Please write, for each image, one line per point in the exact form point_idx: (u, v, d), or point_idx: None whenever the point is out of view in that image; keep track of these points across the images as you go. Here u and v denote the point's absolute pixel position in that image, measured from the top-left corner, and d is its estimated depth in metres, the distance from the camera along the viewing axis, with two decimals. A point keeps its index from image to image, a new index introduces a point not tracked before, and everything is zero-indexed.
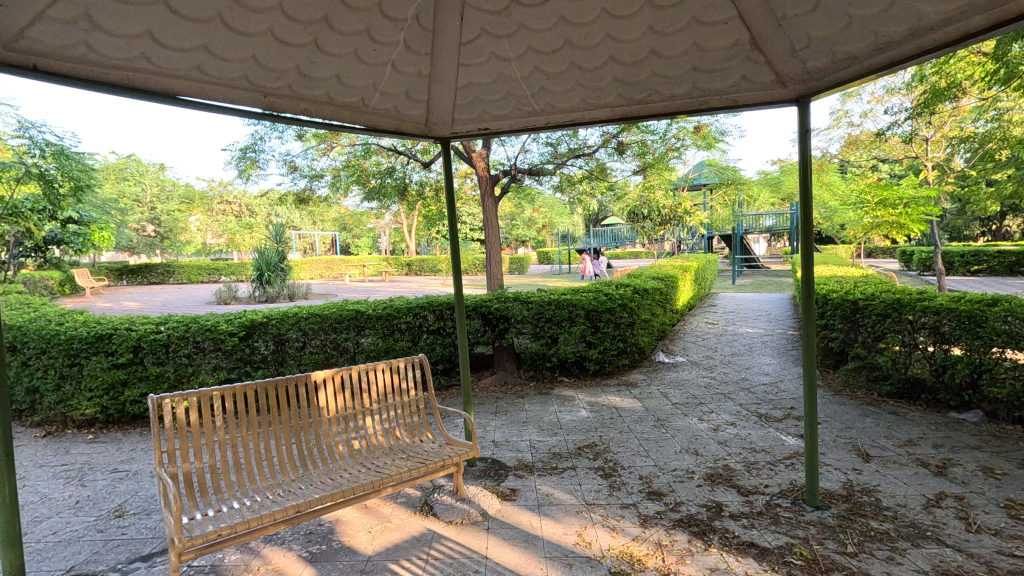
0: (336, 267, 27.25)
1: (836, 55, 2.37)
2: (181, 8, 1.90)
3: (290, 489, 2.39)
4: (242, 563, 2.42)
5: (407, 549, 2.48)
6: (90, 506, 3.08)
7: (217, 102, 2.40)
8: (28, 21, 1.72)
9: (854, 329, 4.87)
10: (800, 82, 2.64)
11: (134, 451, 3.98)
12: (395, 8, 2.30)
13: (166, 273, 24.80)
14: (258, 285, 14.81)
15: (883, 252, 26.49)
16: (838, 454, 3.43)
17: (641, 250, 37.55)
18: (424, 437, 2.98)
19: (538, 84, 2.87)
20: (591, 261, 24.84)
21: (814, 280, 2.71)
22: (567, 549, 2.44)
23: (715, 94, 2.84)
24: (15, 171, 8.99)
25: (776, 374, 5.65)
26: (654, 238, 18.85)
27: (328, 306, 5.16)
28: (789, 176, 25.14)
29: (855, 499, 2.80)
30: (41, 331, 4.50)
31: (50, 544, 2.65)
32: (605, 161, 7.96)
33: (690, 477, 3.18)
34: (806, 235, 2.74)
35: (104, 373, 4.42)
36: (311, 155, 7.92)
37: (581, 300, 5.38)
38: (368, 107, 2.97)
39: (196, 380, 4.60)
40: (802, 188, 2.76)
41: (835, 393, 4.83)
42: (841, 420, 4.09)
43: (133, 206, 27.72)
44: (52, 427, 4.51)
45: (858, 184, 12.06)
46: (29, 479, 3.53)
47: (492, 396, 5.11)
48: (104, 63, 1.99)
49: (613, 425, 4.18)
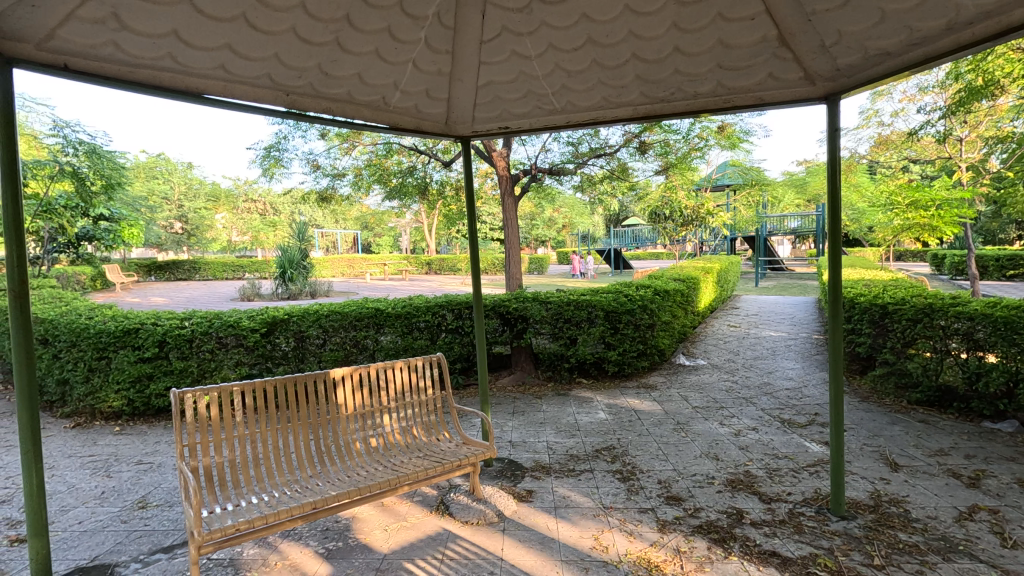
0: (358, 266, 27.53)
1: (868, 52, 2.29)
2: (205, 7, 1.92)
3: (307, 485, 2.40)
4: (259, 558, 2.44)
5: (422, 549, 2.48)
6: (115, 497, 3.15)
7: (241, 101, 2.43)
8: (59, 21, 1.79)
9: (882, 334, 4.72)
10: (829, 80, 2.56)
11: (159, 444, 4.06)
12: (415, 7, 2.28)
13: (192, 269, 25.40)
14: (281, 282, 15.03)
15: (913, 256, 25.73)
16: (865, 463, 3.33)
17: (662, 251, 37.26)
18: (441, 436, 2.97)
19: (560, 82, 2.84)
20: (580, 266, 25.50)
21: (841, 280, 2.62)
22: (583, 553, 2.40)
23: (740, 92, 2.78)
24: (50, 169, 9.30)
25: (800, 379, 5.51)
26: (676, 238, 18.67)
27: (348, 304, 5.19)
28: (816, 176, 24.69)
29: (883, 510, 2.72)
30: (72, 325, 4.63)
31: (75, 533, 2.71)
32: (626, 161, 7.88)
33: (710, 482, 3.12)
34: (833, 235, 2.66)
35: (130, 367, 4.51)
36: (334, 154, 8.01)
37: (600, 300, 5.34)
38: (388, 105, 2.99)
39: (219, 375, 4.69)
40: (830, 188, 2.67)
41: (862, 399, 4.69)
42: (868, 427, 3.98)
43: (162, 204, 28.35)
44: (81, 419, 4.63)
45: (888, 185, 11.75)
46: (58, 469, 3.62)
47: (510, 397, 5.08)
48: (131, 61, 2.05)
49: (631, 428, 4.13)
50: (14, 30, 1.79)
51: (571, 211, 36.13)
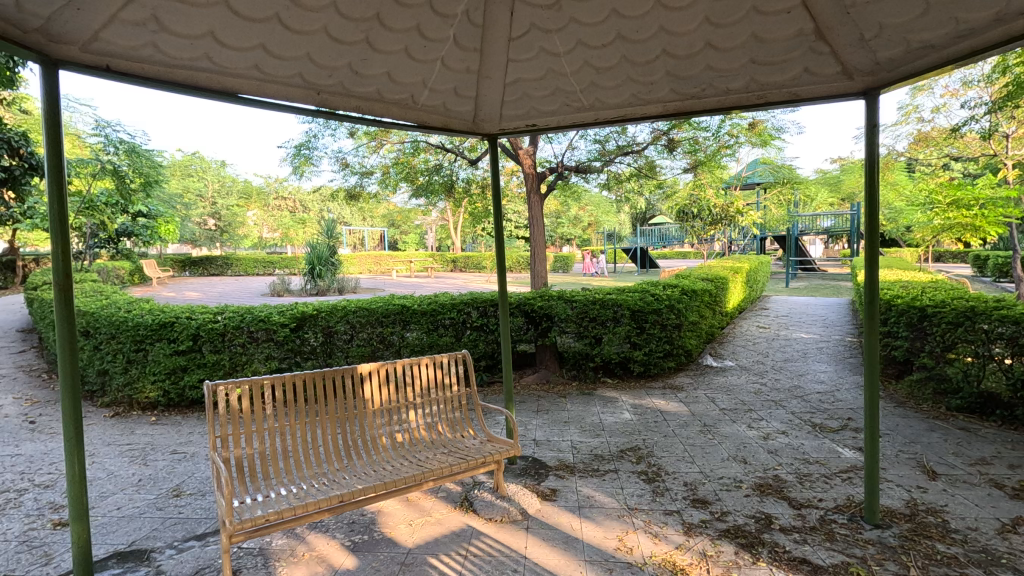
0: (384, 263, 27.84)
1: (910, 44, 2.21)
2: (240, 8, 1.95)
3: (334, 479, 2.44)
4: (288, 548, 2.49)
5: (446, 544, 2.50)
6: (151, 484, 3.25)
7: (274, 100, 2.49)
8: (102, 24, 1.85)
9: (920, 338, 4.56)
10: (869, 74, 2.47)
11: (192, 434, 4.18)
12: (445, 5, 2.28)
13: (225, 264, 26.07)
14: (309, 278, 15.32)
15: (953, 257, 24.76)
16: (901, 470, 3.22)
17: (689, 251, 36.74)
18: (465, 433, 2.99)
19: (588, 79, 2.82)
20: (598, 266, 25.70)
21: (878, 281, 2.54)
22: (607, 554, 2.39)
23: (774, 87, 2.72)
24: (93, 167, 9.76)
25: (833, 383, 5.35)
26: (704, 237, 18.40)
27: (375, 300, 5.26)
28: (851, 175, 24.04)
29: (920, 519, 2.63)
30: (111, 318, 4.80)
31: (114, 519, 2.81)
32: (654, 159, 7.76)
33: (738, 486, 3.07)
34: (870, 234, 2.58)
35: (166, 359, 4.66)
36: (362, 152, 8.12)
37: (626, 300, 5.29)
38: (417, 103, 3.02)
39: (249, 368, 4.80)
40: (868, 186, 2.59)
41: (898, 404, 4.53)
42: (904, 433, 3.85)
43: (197, 201, 29.18)
44: (120, 408, 4.80)
45: (927, 183, 11.37)
46: (98, 456, 3.76)
47: (534, 395, 5.07)
48: (169, 62, 2.11)
49: (657, 429, 4.08)
50: (62, 33, 1.87)
51: (597, 210, 35.95)
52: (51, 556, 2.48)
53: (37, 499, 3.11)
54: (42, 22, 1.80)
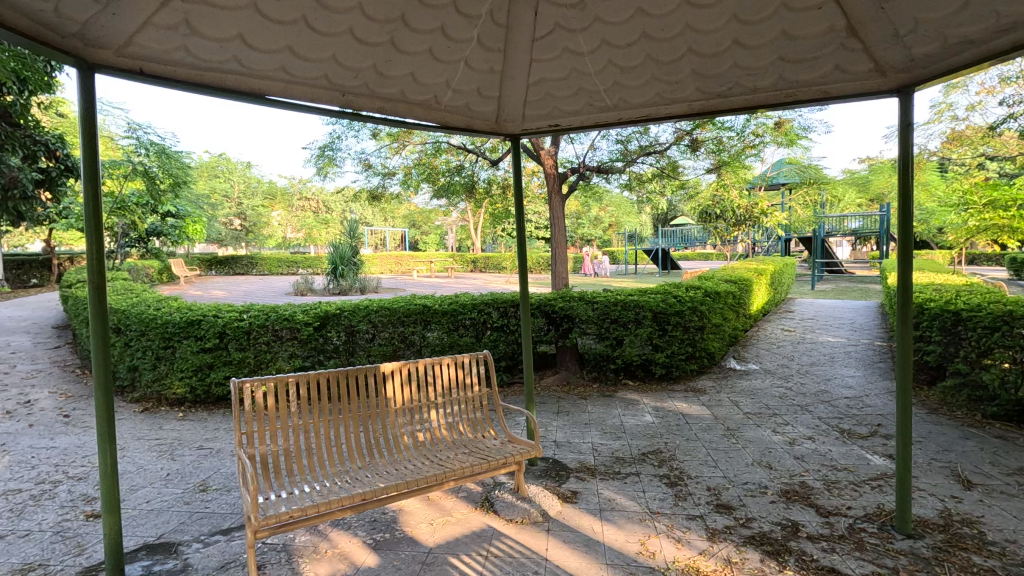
0: (405, 263, 28.04)
1: (947, 40, 2.14)
2: (268, 11, 1.97)
3: (357, 476, 2.46)
4: (311, 545, 2.52)
5: (467, 545, 2.50)
6: (178, 479, 3.32)
7: (300, 101, 2.52)
8: (136, 28, 1.90)
9: (954, 343, 4.43)
10: (903, 71, 2.40)
11: (218, 431, 4.26)
12: (469, 5, 2.28)
13: (249, 263, 26.59)
14: (332, 278, 15.52)
15: (988, 259, 23.97)
16: (934, 479, 3.13)
17: (712, 252, 36.33)
18: (486, 433, 2.99)
19: (612, 78, 2.80)
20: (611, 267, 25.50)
21: (912, 284, 2.47)
22: (629, 558, 2.36)
23: (804, 86, 2.66)
24: (125, 168, 10.06)
25: (862, 389, 5.21)
26: (728, 239, 18.12)
27: (396, 300, 5.29)
28: (880, 175, 23.54)
29: (954, 530, 2.54)
30: (141, 315, 4.93)
31: (143, 512, 2.87)
32: (677, 159, 7.66)
33: (763, 492, 3.01)
34: (903, 234, 2.50)
35: (193, 356, 4.75)
36: (384, 153, 8.20)
37: (648, 301, 5.24)
38: (440, 104, 3.04)
39: (273, 367, 4.86)
40: (902, 186, 2.52)
41: (931, 411, 4.39)
42: (937, 441, 3.74)
43: (223, 201, 29.84)
44: (148, 404, 4.93)
45: (961, 182, 11.07)
46: (128, 450, 3.85)
47: (554, 396, 5.05)
48: (200, 65, 2.16)
49: (679, 432, 4.02)
50: (97, 38, 1.92)
51: (618, 211, 35.79)
52: (84, 547, 2.54)
53: (71, 491, 3.20)
54: (79, 27, 1.85)
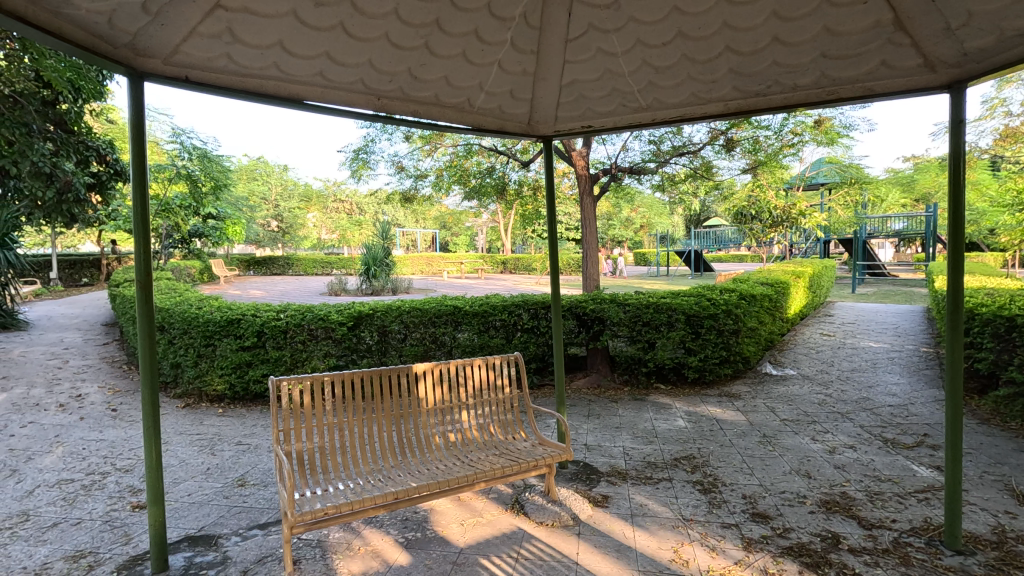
0: (436, 264, 28.33)
1: (1003, 33, 2.03)
2: (307, 18, 2.01)
3: (389, 475, 2.49)
4: (344, 542, 2.56)
5: (497, 546, 2.50)
6: (217, 473, 3.43)
7: (335, 105, 2.58)
8: (183, 36, 1.98)
9: (1008, 350, 4.22)
10: (954, 66, 2.30)
11: (255, 427, 4.38)
12: (502, 8, 2.28)
13: (286, 264, 27.28)
14: (365, 279, 15.81)
15: None
16: (986, 493, 2.98)
17: (747, 255, 35.58)
18: (517, 435, 2.98)
19: (646, 79, 2.77)
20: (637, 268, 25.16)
21: (963, 286, 2.36)
22: (661, 565, 2.32)
23: (847, 82, 2.58)
24: (169, 172, 10.48)
25: (906, 397, 5.01)
26: (763, 241, 17.70)
27: (428, 301, 5.36)
28: (926, 175, 22.62)
29: (1008, 547, 2.42)
30: (184, 314, 5.11)
31: (185, 504, 2.98)
32: (711, 159, 7.50)
33: (801, 501, 2.92)
34: (955, 236, 2.39)
35: (232, 354, 4.90)
36: (417, 155, 8.30)
37: (682, 304, 5.16)
38: (473, 107, 3.05)
39: (309, 365, 4.96)
40: (952, 185, 2.41)
41: (982, 421, 4.19)
42: (989, 453, 3.56)
43: (261, 203, 30.82)
44: (190, 400, 5.10)
45: (1012, 182, 10.49)
46: (171, 444, 4.00)
47: (585, 399, 5.02)
48: (242, 71, 2.23)
49: (713, 438, 3.94)
50: (146, 47, 2.01)
51: (650, 211, 35.43)
52: (130, 537, 2.64)
53: (118, 482, 3.33)
54: (130, 38, 1.93)
